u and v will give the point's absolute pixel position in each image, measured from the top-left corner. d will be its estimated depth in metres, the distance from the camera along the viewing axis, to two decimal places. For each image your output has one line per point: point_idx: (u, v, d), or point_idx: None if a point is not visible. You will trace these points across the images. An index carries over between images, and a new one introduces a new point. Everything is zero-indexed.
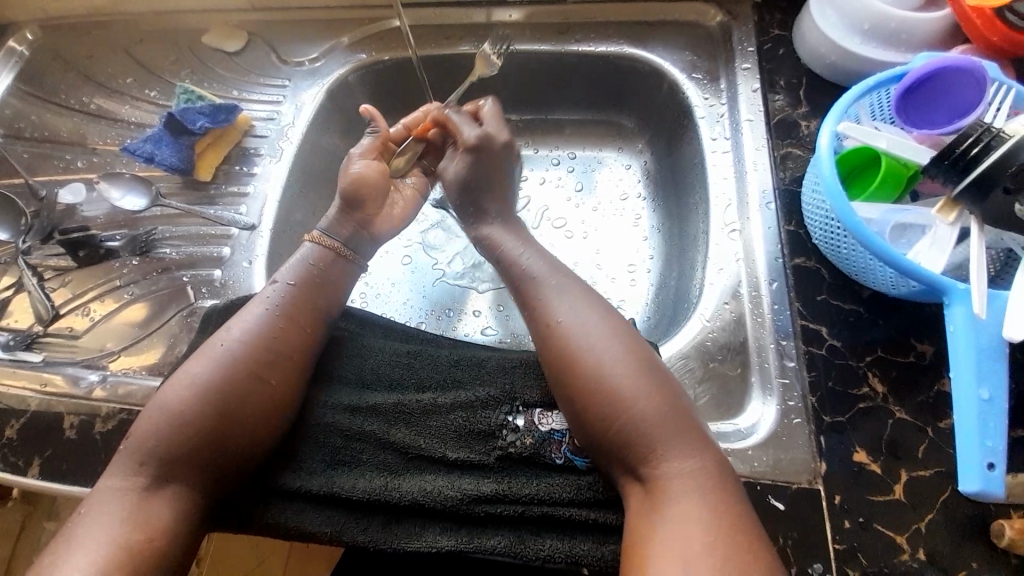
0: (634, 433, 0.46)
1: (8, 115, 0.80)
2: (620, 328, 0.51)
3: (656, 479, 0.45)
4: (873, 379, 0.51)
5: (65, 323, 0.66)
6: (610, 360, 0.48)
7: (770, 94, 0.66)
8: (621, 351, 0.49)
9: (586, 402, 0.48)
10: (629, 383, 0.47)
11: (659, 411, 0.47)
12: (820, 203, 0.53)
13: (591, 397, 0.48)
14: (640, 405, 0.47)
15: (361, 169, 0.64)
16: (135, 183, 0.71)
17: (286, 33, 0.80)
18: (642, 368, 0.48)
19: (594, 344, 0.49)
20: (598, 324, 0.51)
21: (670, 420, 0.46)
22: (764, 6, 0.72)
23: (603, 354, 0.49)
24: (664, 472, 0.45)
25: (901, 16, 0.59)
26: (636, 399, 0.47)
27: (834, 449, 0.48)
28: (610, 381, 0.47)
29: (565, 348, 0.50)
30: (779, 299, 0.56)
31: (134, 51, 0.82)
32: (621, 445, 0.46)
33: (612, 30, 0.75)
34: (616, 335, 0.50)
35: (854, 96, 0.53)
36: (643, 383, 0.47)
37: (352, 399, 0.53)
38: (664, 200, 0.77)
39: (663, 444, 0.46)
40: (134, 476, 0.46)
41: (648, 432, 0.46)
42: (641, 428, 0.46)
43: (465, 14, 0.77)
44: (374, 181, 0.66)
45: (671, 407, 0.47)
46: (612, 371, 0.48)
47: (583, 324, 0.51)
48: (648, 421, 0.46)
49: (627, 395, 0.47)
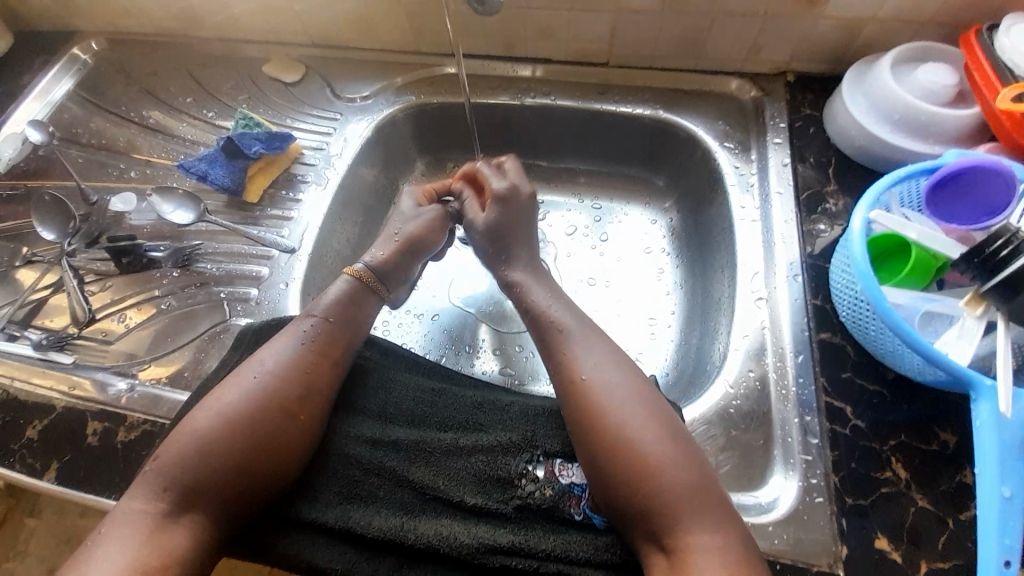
0: (665, 502, 0.45)
1: (68, 121, 0.85)
2: (644, 395, 0.50)
3: (681, 550, 0.44)
4: (897, 464, 0.51)
5: (100, 327, 0.68)
6: (637, 424, 0.48)
7: (800, 168, 0.69)
8: (652, 417, 0.49)
9: (612, 467, 0.47)
10: (663, 446, 0.47)
11: (688, 481, 0.46)
12: (849, 283, 0.55)
13: (619, 457, 0.47)
14: (667, 472, 0.46)
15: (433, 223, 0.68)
16: (186, 199, 0.73)
17: (341, 70, 0.85)
18: (666, 435, 0.48)
19: (620, 405, 0.49)
20: (625, 387, 0.51)
21: (698, 491, 0.46)
22: (798, 87, 0.75)
23: (630, 417, 0.48)
24: (693, 543, 0.44)
25: (931, 111, 0.62)
26: (665, 467, 0.46)
27: (855, 532, 0.48)
28: (636, 445, 0.47)
29: (588, 407, 0.50)
30: (804, 372, 0.57)
31: (195, 72, 0.87)
32: (645, 512, 0.46)
33: (648, 95, 0.79)
34: (638, 399, 0.50)
35: (886, 185, 0.55)
36: (671, 450, 0.47)
37: (373, 432, 0.54)
38: (688, 260, 0.79)
39: (692, 515, 0.45)
40: (161, 500, 0.47)
41: (675, 503, 0.45)
42: (668, 498, 0.45)
43: (509, 68, 0.82)
44: (441, 231, 0.69)
45: (697, 477, 0.46)
46: (638, 437, 0.47)
47: (607, 383, 0.51)
48: (677, 490, 0.45)
49: (657, 461, 0.46)
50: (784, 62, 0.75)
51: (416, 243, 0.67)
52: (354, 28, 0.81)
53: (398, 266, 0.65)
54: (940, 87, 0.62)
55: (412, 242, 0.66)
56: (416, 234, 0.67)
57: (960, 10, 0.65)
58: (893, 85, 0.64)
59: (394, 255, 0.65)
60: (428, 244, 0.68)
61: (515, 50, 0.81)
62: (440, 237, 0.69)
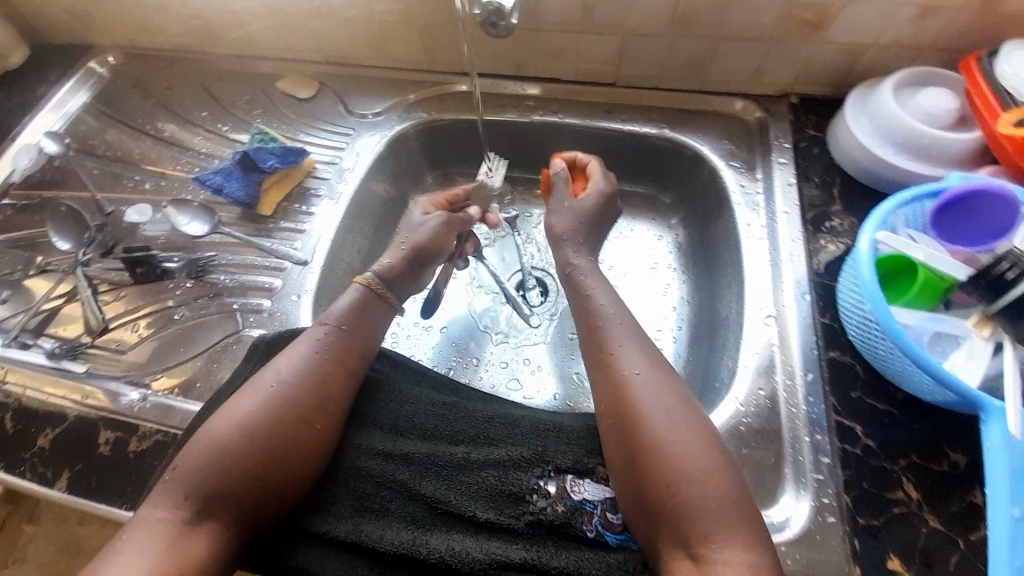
0: (696, 508, 0.45)
1: (85, 132, 0.86)
2: (683, 400, 0.50)
3: (709, 560, 0.43)
4: (907, 484, 0.51)
5: (113, 336, 0.68)
6: (676, 429, 0.48)
7: (805, 188, 0.71)
8: (690, 423, 0.48)
9: (647, 469, 0.47)
10: (700, 453, 0.47)
11: (721, 489, 0.45)
12: (857, 303, 0.56)
13: (655, 461, 0.47)
14: (701, 480, 0.46)
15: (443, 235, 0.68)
16: (202, 211, 0.75)
17: (354, 86, 0.87)
18: (704, 443, 0.47)
19: (659, 409, 0.49)
20: (665, 391, 0.50)
21: (729, 502, 0.45)
22: (801, 108, 0.77)
23: (667, 421, 0.48)
24: (720, 555, 0.43)
25: (934, 134, 0.64)
26: (700, 475, 0.46)
27: (868, 553, 0.49)
28: (673, 450, 0.47)
29: (628, 406, 0.50)
30: (813, 391, 0.57)
31: (210, 87, 0.89)
32: (676, 520, 0.45)
33: (655, 114, 0.81)
34: (677, 403, 0.50)
35: (894, 206, 0.56)
36: (707, 456, 0.47)
37: (385, 445, 0.54)
38: (694, 276, 0.80)
39: (721, 526, 0.44)
40: (176, 510, 0.47)
41: (707, 510, 0.45)
42: (700, 506, 0.45)
43: (518, 87, 0.84)
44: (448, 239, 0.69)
45: (730, 485, 0.46)
46: (676, 441, 0.47)
47: (646, 387, 0.51)
48: (710, 497, 0.45)
49: (693, 467, 0.46)
50: (788, 84, 0.77)
51: (426, 252, 0.66)
52: (367, 46, 0.83)
53: (406, 276, 0.65)
54: (943, 112, 0.64)
55: (420, 250, 0.66)
56: (425, 243, 0.67)
57: (960, 36, 0.66)
58: (896, 108, 0.65)
59: (402, 264, 0.65)
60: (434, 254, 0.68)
61: (524, 69, 0.82)
62: (445, 246, 0.69)
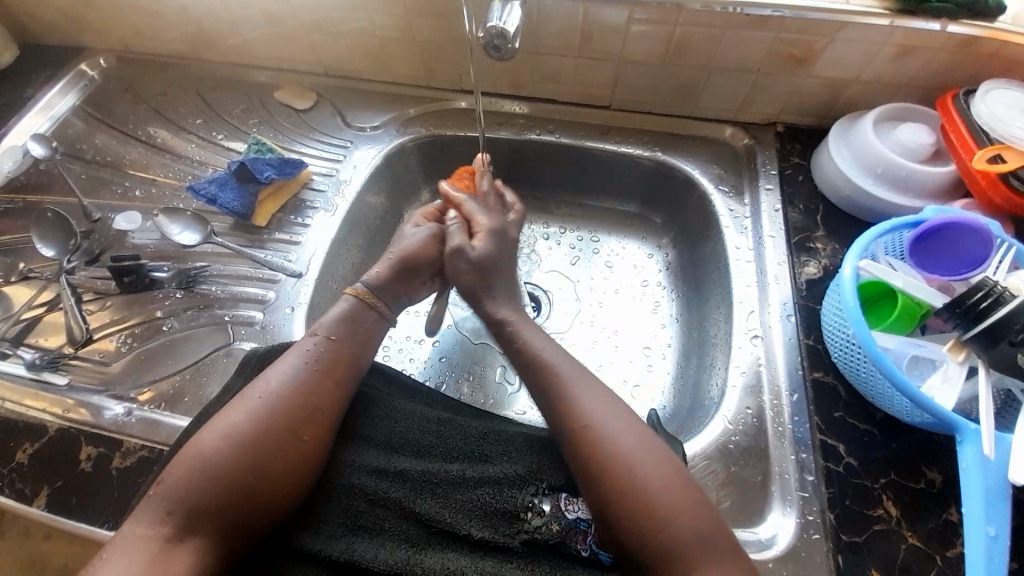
0: (673, 543, 0.46)
1: (73, 135, 0.85)
2: (651, 437, 0.51)
3: None
4: (887, 501, 0.53)
5: (96, 348, 0.66)
6: (642, 466, 0.49)
7: (790, 213, 0.73)
8: (657, 458, 0.50)
9: (619, 502, 0.48)
10: (672, 487, 0.48)
11: (694, 523, 0.47)
12: (841, 326, 0.58)
13: (627, 496, 0.48)
14: (677, 515, 0.47)
15: (431, 246, 0.68)
16: (195, 220, 0.74)
17: (352, 99, 0.87)
18: (676, 477, 0.49)
19: (626, 446, 0.50)
20: (625, 427, 0.52)
21: (711, 531, 0.47)
22: (787, 136, 0.80)
23: (636, 459, 0.49)
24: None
25: (911, 167, 0.67)
26: (676, 510, 0.47)
27: (850, 568, 0.50)
28: (646, 485, 0.48)
29: (592, 442, 0.51)
30: (799, 411, 0.59)
31: (205, 94, 0.88)
32: (653, 552, 0.47)
33: (647, 137, 0.83)
34: (643, 437, 0.51)
35: (875, 235, 0.59)
36: (680, 491, 0.48)
37: (380, 462, 0.53)
38: (683, 295, 0.82)
39: (701, 557, 0.46)
40: (160, 527, 0.46)
41: (686, 543, 0.46)
42: (680, 537, 0.47)
43: (515, 106, 0.85)
44: (437, 249, 0.68)
45: (705, 519, 0.48)
46: (646, 477, 0.49)
47: (609, 423, 0.52)
48: (686, 531, 0.47)
49: (665, 504, 0.47)
50: (774, 113, 0.80)
51: (414, 263, 0.66)
52: (367, 60, 0.84)
53: (398, 285, 0.65)
54: (918, 146, 0.68)
55: (407, 261, 0.65)
56: (415, 253, 0.66)
57: (936, 74, 0.70)
58: (876, 142, 0.69)
59: (389, 276, 0.64)
60: (421, 266, 0.66)
61: (522, 89, 0.84)
62: (439, 256, 0.68)
